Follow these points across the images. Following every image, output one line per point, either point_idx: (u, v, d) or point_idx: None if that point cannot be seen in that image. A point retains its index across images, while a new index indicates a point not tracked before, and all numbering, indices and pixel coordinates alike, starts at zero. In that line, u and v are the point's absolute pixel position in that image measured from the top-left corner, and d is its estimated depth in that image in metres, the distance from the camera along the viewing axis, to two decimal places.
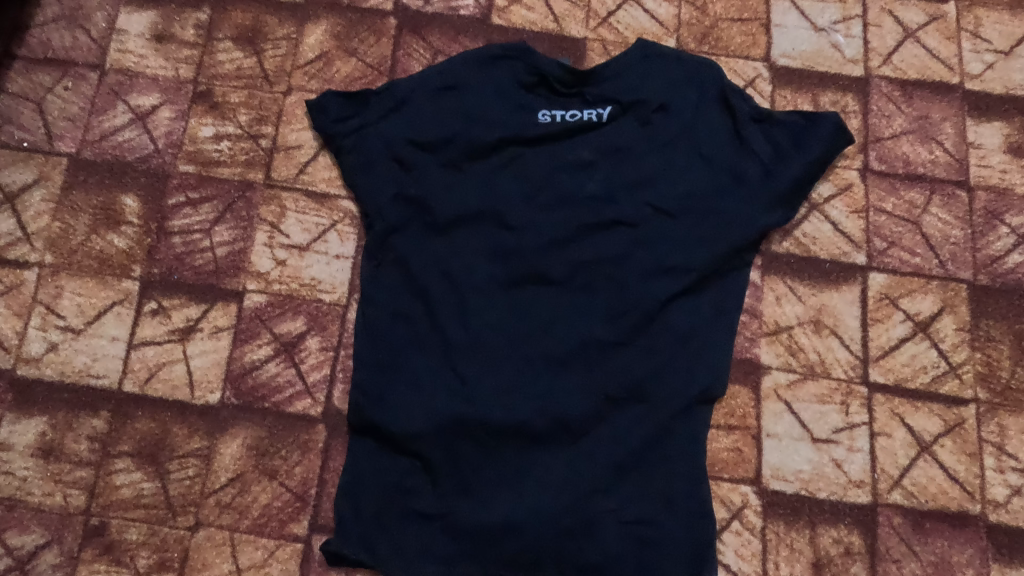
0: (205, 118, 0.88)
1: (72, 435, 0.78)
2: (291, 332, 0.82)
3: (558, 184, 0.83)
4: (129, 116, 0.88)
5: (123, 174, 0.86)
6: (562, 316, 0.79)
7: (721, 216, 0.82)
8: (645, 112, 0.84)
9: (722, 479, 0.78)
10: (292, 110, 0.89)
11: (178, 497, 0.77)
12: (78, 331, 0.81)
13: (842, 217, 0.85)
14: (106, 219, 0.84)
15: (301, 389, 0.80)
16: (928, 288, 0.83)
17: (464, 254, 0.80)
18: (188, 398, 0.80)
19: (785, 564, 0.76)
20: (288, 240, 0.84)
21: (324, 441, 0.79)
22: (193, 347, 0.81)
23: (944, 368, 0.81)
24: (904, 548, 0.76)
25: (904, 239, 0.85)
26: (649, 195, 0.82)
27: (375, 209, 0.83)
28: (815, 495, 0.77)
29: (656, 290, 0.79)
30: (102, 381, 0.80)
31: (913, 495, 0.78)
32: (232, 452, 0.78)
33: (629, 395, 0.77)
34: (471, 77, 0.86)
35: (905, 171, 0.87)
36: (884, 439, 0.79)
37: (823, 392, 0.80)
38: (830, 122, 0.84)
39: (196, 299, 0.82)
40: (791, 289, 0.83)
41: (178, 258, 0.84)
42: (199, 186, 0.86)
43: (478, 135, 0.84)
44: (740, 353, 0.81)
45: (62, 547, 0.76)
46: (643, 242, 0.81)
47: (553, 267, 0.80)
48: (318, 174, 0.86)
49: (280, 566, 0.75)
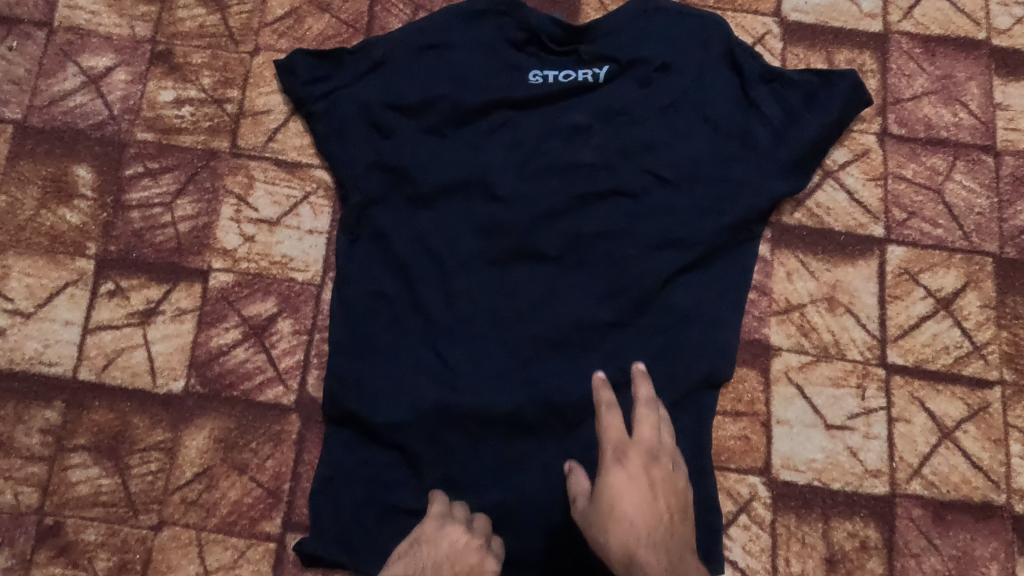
0: (165, 81, 0.80)
1: (23, 428, 0.72)
2: (261, 315, 0.75)
3: (551, 152, 0.76)
4: (81, 79, 0.80)
5: (75, 143, 0.78)
6: (556, 295, 0.73)
7: (728, 185, 0.75)
8: (646, 71, 0.77)
9: (729, 469, 0.72)
10: (259, 72, 0.81)
11: (140, 494, 0.71)
12: (28, 315, 0.75)
13: (858, 185, 0.79)
14: (58, 192, 0.77)
15: (273, 376, 0.74)
16: (951, 262, 0.77)
17: (449, 228, 0.74)
18: (149, 386, 0.73)
19: (797, 560, 0.70)
20: (256, 214, 0.77)
21: (298, 432, 0.73)
22: (154, 332, 0.74)
23: (968, 348, 0.75)
24: (925, 542, 0.71)
25: (926, 209, 0.78)
26: (650, 163, 0.75)
27: (351, 179, 0.76)
28: (828, 486, 0.72)
29: (657, 266, 0.73)
30: (55, 369, 0.73)
31: (933, 485, 0.72)
32: (198, 445, 0.72)
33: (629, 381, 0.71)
34: (454, 33, 0.78)
35: (927, 135, 0.80)
36: (903, 425, 0.73)
37: (837, 374, 0.74)
38: (847, 81, 0.77)
39: (156, 280, 0.75)
40: (803, 264, 0.77)
41: (137, 234, 0.76)
42: (158, 155, 0.78)
43: (463, 98, 0.76)
44: (748, 334, 0.75)
45: (14, 549, 0.70)
46: (643, 214, 0.74)
47: (546, 241, 0.74)
48: (289, 142, 0.79)
49: (251, 567, 0.70)
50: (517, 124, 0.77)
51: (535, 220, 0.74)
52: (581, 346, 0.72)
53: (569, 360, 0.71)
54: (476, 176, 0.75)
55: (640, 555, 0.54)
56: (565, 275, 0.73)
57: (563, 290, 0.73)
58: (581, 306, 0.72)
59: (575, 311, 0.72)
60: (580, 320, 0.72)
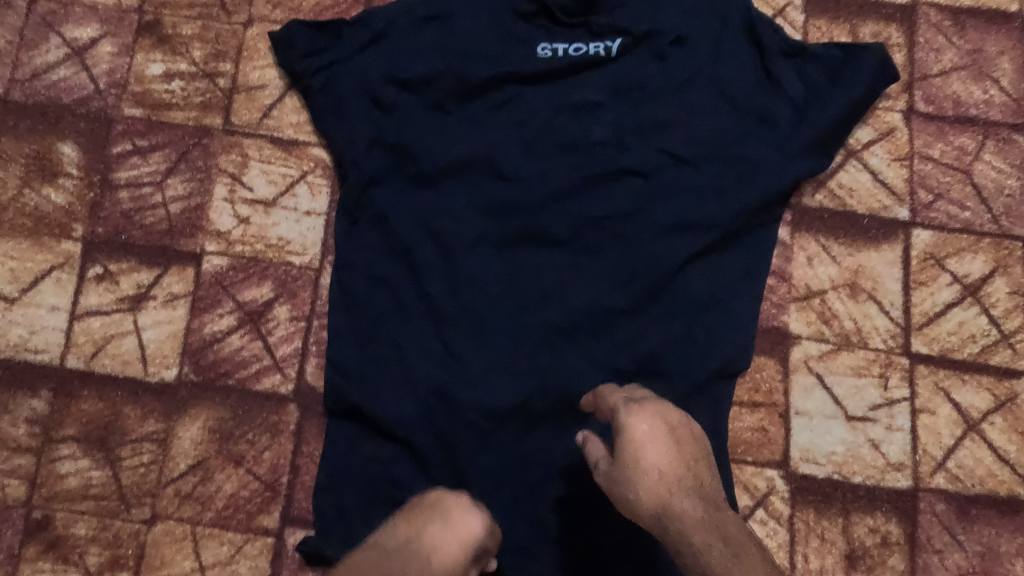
0: (153, 53, 0.76)
1: (8, 419, 0.69)
2: (257, 300, 0.72)
3: (561, 130, 0.72)
4: (65, 51, 0.76)
5: (59, 119, 0.74)
6: (565, 281, 0.69)
7: (747, 165, 0.71)
8: (661, 45, 0.73)
9: (745, 462, 0.69)
10: (253, 44, 0.77)
11: (132, 487, 0.68)
12: (12, 300, 0.71)
13: (883, 166, 0.75)
14: (42, 171, 0.73)
15: (270, 364, 0.71)
16: (979, 247, 0.74)
17: (453, 210, 0.70)
18: (140, 375, 0.70)
19: (815, 557, 0.68)
20: (251, 194, 0.74)
21: (297, 423, 0.70)
22: (145, 318, 0.71)
23: (995, 336, 0.72)
24: (948, 537, 0.68)
25: (953, 191, 0.75)
26: (665, 141, 0.72)
27: (350, 158, 0.72)
28: (849, 480, 0.69)
29: (672, 250, 0.69)
30: (41, 356, 0.70)
31: (958, 478, 0.69)
32: (192, 436, 0.69)
33: (642, 371, 0.68)
34: (459, 4, 0.74)
35: (955, 113, 0.76)
36: (927, 416, 0.70)
37: (859, 364, 0.71)
38: (874, 56, 0.73)
39: (147, 263, 0.72)
40: (824, 249, 0.73)
41: (125, 215, 0.73)
42: (147, 132, 0.75)
43: (468, 72, 0.72)
44: (767, 321, 0.72)
45: (0, 544, 0.67)
46: (657, 195, 0.70)
47: (555, 224, 0.70)
48: (285, 119, 0.75)
49: (249, 563, 0.67)
50: (525, 99, 0.73)
51: (544, 201, 0.70)
52: (592, 335, 0.68)
53: (580, 350, 0.68)
54: (481, 155, 0.71)
55: (677, 503, 0.51)
56: (576, 259, 0.70)
57: (573, 275, 0.69)
58: (593, 293, 0.69)
59: (586, 298, 0.69)
60: (592, 307, 0.68)
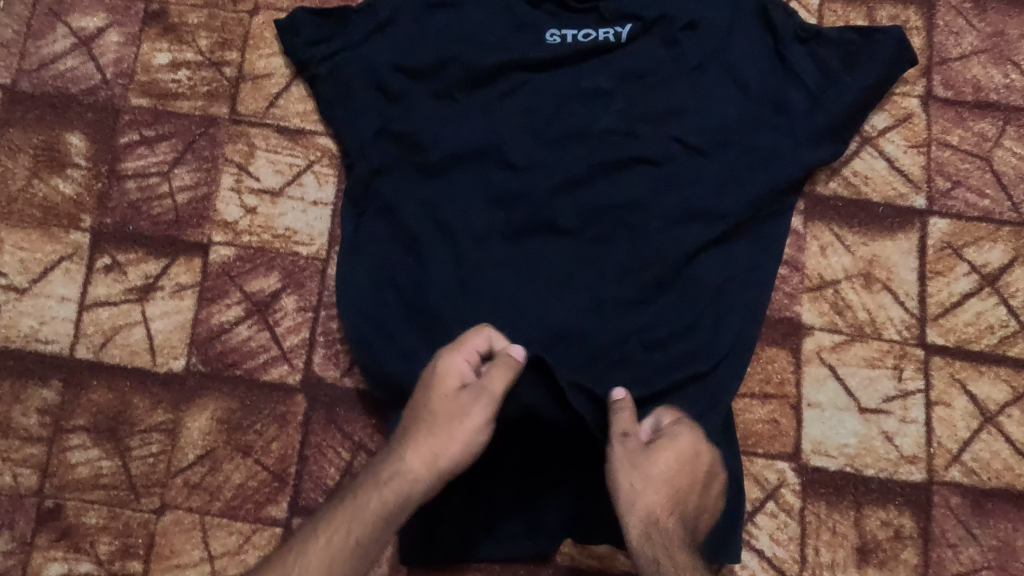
0: (159, 42, 0.76)
1: (20, 408, 0.69)
2: (265, 291, 0.71)
3: (570, 118, 0.71)
4: (72, 41, 0.76)
5: (67, 109, 0.74)
6: (575, 271, 0.68)
7: (759, 153, 0.70)
8: (672, 30, 0.72)
9: (756, 454, 0.69)
10: (259, 32, 0.76)
11: (141, 477, 0.68)
12: (22, 290, 0.71)
13: (899, 152, 0.74)
14: (50, 162, 0.73)
15: (277, 354, 0.70)
16: (998, 235, 0.72)
17: (460, 200, 0.69)
18: (149, 365, 0.70)
19: (827, 550, 0.67)
20: (258, 184, 0.73)
21: (304, 414, 0.70)
22: (153, 308, 0.71)
23: (1014, 327, 0.70)
24: (963, 531, 0.67)
25: (972, 178, 0.73)
26: (676, 129, 0.70)
27: (355, 148, 0.71)
28: (861, 473, 0.68)
29: (683, 239, 0.68)
30: (51, 347, 0.70)
31: (973, 472, 0.68)
32: (201, 426, 0.69)
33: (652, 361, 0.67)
34: None
35: (974, 98, 0.74)
36: (942, 408, 0.69)
37: (873, 355, 0.70)
38: (891, 39, 0.71)
39: (154, 254, 0.72)
40: (838, 238, 0.72)
41: (133, 205, 0.73)
42: (154, 122, 0.74)
43: (476, 60, 0.71)
44: (779, 312, 0.71)
45: (13, 532, 0.68)
46: (667, 184, 0.69)
47: (564, 214, 0.69)
48: (292, 108, 0.75)
49: (258, 552, 0.67)
50: (533, 87, 0.72)
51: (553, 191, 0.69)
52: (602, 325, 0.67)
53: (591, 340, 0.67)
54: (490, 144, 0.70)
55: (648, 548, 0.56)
56: (585, 249, 0.69)
57: (583, 264, 0.68)
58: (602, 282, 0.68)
59: (595, 287, 0.68)
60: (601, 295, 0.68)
